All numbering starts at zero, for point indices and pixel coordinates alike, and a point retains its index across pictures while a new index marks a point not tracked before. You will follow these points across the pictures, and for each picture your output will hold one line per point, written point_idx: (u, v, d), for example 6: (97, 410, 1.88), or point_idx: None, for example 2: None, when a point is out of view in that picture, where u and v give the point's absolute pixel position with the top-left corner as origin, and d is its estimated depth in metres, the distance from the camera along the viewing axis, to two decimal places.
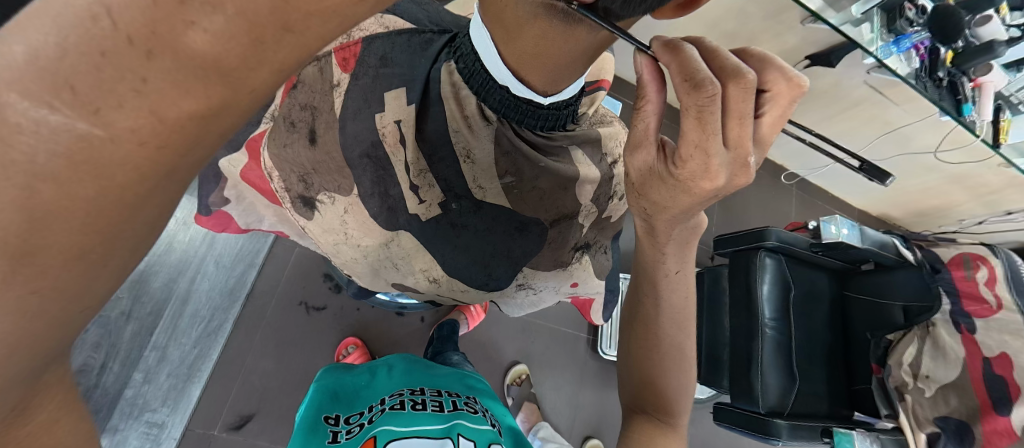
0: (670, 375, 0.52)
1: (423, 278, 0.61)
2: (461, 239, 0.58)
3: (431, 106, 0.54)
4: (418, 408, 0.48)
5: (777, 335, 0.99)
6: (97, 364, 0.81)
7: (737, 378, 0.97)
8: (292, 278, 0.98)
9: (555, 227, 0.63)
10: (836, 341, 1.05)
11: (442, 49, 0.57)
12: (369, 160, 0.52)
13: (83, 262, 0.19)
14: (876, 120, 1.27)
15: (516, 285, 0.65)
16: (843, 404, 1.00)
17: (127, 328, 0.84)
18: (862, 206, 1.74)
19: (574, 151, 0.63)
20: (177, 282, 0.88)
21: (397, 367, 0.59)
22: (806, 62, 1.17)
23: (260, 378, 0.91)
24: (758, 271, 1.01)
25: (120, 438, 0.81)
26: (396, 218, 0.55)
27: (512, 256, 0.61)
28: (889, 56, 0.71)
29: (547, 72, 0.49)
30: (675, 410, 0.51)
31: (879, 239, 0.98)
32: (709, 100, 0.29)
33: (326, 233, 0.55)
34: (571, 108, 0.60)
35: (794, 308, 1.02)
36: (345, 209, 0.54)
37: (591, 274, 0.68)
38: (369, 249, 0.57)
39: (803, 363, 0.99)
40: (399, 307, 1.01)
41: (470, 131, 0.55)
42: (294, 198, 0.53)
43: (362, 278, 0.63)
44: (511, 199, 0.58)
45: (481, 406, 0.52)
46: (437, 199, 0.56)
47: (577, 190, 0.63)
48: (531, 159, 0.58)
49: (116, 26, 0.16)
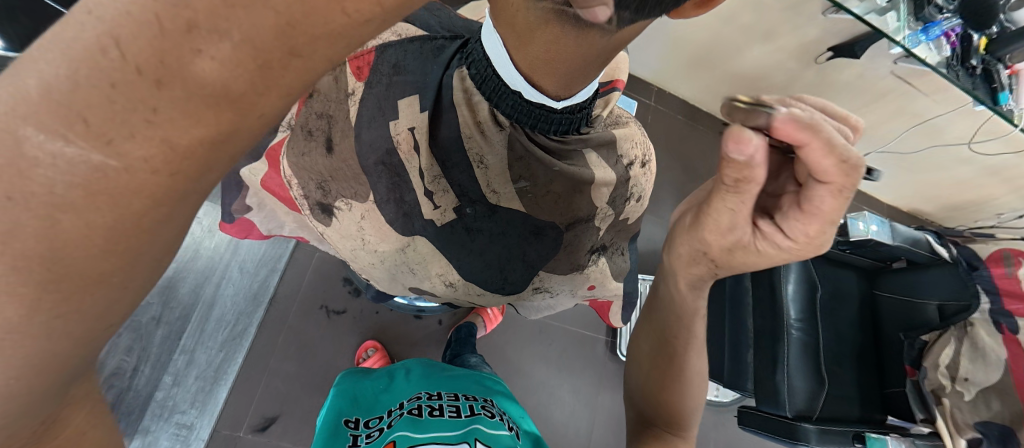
0: (684, 387, 0.51)
1: (440, 282, 0.61)
2: (477, 243, 0.58)
3: (444, 113, 0.55)
4: (435, 414, 0.48)
5: (803, 338, 0.96)
6: (129, 367, 0.84)
7: (760, 380, 0.95)
8: (314, 281, 1.00)
9: (570, 231, 0.62)
10: (867, 343, 1.02)
11: (454, 55, 0.56)
12: (384, 168, 0.53)
13: (105, 284, 0.19)
14: (904, 113, 1.22)
15: (533, 289, 0.65)
16: (876, 409, 0.96)
17: (157, 332, 0.87)
18: (892, 202, 1.68)
19: (588, 154, 0.62)
20: (203, 287, 0.91)
21: (414, 371, 0.59)
22: (828, 54, 1.14)
23: (282, 382, 0.93)
24: (783, 270, 0.98)
25: (151, 439, 0.84)
26: (412, 223, 0.55)
27: (527, 259, 0.61)
28: (917, 45, 0.69)
29: (560, 76, 0.48)
30: (687, 424, 0.50)
31: (910, 235, 0.94)
32: (832, 138, 0.29)
33: (344, 239, 0.57)
34: (585, 111, 0.59)
35: (821, 310, 0.99)
36: (361, 215, 0.54)
37: (607, 275, 0.67)
38: (386, 254, 0.57)
39: (832, 365, 0.96)
40: (417, 310, 1.02)
41: (483, 138, 0.55)
42: (313, 205, 0.54)
43: (380, 282, 0.64)
44: (526, 203, 0.58)
45: (499, 410, 0.52)
46: (451, 204, 0.56)
47: (592, 193, 0.62)
48: (545, 163, 0.58)
49: (125, 57, 0.16)
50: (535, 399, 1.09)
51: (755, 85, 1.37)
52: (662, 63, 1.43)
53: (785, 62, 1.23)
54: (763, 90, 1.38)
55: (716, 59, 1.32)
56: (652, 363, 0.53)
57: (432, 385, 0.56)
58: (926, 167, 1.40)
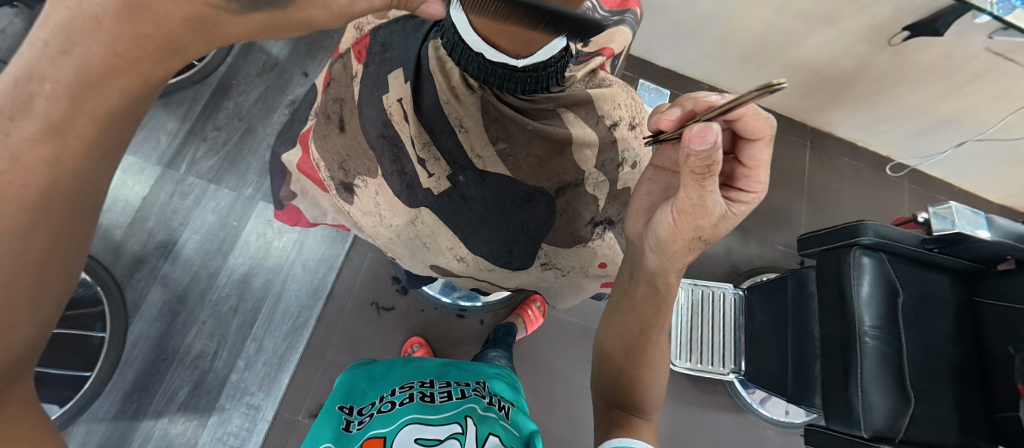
0: (653, 364, 0.54)
1: (451, 257, 0.64)
2: (473, 211, 0.60)
3: (425, 82, 0.58)
4: (425, 398, 0.52)
5: (881, 347, 0.83)
6: (210, 351, 0.96)
7: (831, 395, 0.84)
8: (366, 280, 1.07)
9: (562, 197, 0.62)
10: (968, 356, 0.88)
11: (431, 29, 0.59)
12: (385, 141, 0.57)
13: None
14: (1010, 95, 1.08)
15: (541, 265, 0.66)
16: (983, 435, 0.83)
17: (234, 321, 0.99)
18: (999, 198, 1.47)
19: (564, 113, 0.61)
20: (272, 282, 1.02)
21: (408, 362, 0.64)
22: (904, 35, 1.03)
23: (337, 371, 1.00)
24: (854, 271, 0.87)
25: (226, 416, 0.94)
26: (416, 195, 0.59)
27: (527, 230, 0.62)
28: (1010, 12, 0.59)
29: (513, 38, 0.47)
30: (648, 405, 0.52)
31: (1014, 230, 0.81)
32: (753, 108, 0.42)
33: (366, 216, 0.61)
34: (553, 68, 0.56)
35: (903, 316, 0.87)
36: (376, 190, 0.59)
37: (618, 251, 0.66)
38: (400, 228, 0.62)
39: (920, 383, 0.83)
40: (459, 308, 1.09)
41: (458, 102, 0.58)
42: (337, 184, 0.60)
43: (403, 259, 0.68)
44: (509, 166, 0.59)
45: (488, 392, 0.56)
46: (444, 172, 0.59)
47: (575, 155, 0.60)
48: (518, 122, 0.58)
49: None
50: (577, 406, 1.06)
51: (821, 74, 1.26)
52: (714, 59, 1.37)
53: (852, 46, 1.13)
54: (832, 80, 1.27)
55: (773, 50, 1.24)
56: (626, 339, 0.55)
57: (421, 374, 0.59)
58: None
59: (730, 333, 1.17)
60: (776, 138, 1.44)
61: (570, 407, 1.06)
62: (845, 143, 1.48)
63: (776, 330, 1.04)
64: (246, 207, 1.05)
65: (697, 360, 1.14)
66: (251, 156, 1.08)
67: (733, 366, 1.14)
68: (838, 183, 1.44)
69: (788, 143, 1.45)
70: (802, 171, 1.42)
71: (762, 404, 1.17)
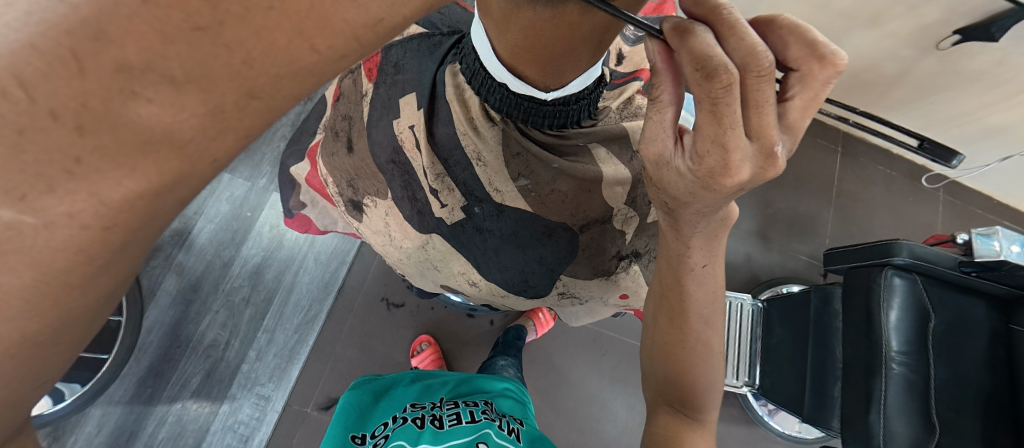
0: (687, 343, 0.49)
1: (463, 280, 0.63)
2: (489, 242, 0.59)
3: (440, 108, 0.56)
4: (436, 424, 0.54)
5: (908, 375, 0.79)
6: (223, 341, 0.97)
7: (850, 420, 0.81)
8: (376, 276, 1.07)
9: (586, 233, 0.59)
10: (1000, 384, 0.84)
11: (449, 51, 0.57)
12: (395, 166, 0.56)
13: (48, 318, 0.22)
14: None
15: (559, 294, 0.64)
16: None
17: (246, 311, 1.00)
18: None
19: (595, 149, 0.58)
20: (284, 275, 1.02)
21: (414, 381, 0.65)
22: (955, 38, 0.96)
23: (346, 365, 1.01)
24: (884, 294, 0.82)
25: (237, 405, 0.95)
26: (427, 221, 0.58)
27: (545, 263, 0.60)
28: None
29: (544, 67, 0.45)
30: (703, 407, 0.50)
31: None
32: (705, 41, 0.29)
33: (376, 234, 0.62)
34: (585, 100, 0.54)
35: (933, 343, 0.83)
36: (386, 211, 0.59)
37: (643, 284, 0.62)
38: (409, 250, 0.62)
39: (948, 410, 0.80)
40: (470, 309, 1.04)
41: (477, 134, 0.55)
42: (346, 202, 0.61)
43: (415, 278, 0.68)
44: (531, 202, 0.56)
45: (498, 413, 0.57)
46: (459, 203, 0.57)
47: (603, 192, 0.57)
48: (543, 160, 0.55)
49: (35, 100, 0.18)
50: (586, 413, 1.05)
51: (860, 77, 1.19)
52: None
53: (896, 49, 1.07)
54: (871, 84, 1.20)
55: None
56: (667, 340, 0.50)
57: (430, 396, 0.62)
58: None
59: (746, 345, 1.13)
60: (806, 143, 1.37)
61: (579, 412, 1.05)
62: (878, 150, 1.41)
63: (795, 346, 1.00)
64: (259, 199, 1.05)
65: None
66: (266, 147, 1.07)
67: (746, 379, 1.10)
68: (868, 193, 1.36)
69: (819, 148, 1.38)
70: (832, 178, 1.36)
71: (772, 416, 1.15)
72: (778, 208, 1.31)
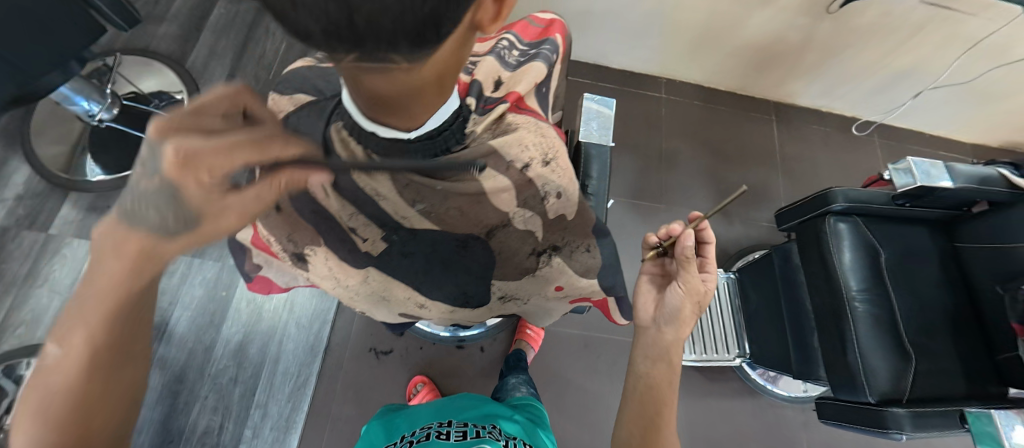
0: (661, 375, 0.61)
1: (412, 304, 0.69)
2: (415, 264, 0.62)
3: (316, 152, 0.51)
4: (441, 438, 0.56)
5: (873, 312, 0.84)
6: (216, 426, 0.96)
7: (832, 366, 0.84)
8: (360, 328, 1.08)
9: (496, 238, 0.59)
10: (960, 303, 0.88)
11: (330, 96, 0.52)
12: (320, 217, 0.55)
13: None
14: (952, 41, 1.14)
15: (498, 297, 0.69)
16: (990, 380, 0.83)
17: (235, 391, 0.99)
18: (962, 138, 1.53)
19: (472, 162, 0.51)
20: (268, 346, 1.03)
21: (425, 408, 0.68)
22: (840, 1, 1.07)
23: (346, 423, 1.01)
24: (832, 239, 0.88)
25: None
26: (359, 259, 0.61)
27: (473, 271, 0.64)
28: None
29: (397, 116, 0.40)
30: None
31: (976, 174, 0.81)
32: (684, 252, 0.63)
33: (324, 280, 0.65)
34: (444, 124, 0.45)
35: (889, 277, 0.87)
36: (325, 257, 0.61)
37: (569, 273, 0.64)
38: (355, 287, 0.66)
39: (918, 337, 0.84)
40: (458, 340, 1.09)
41: (352, 170, 0.49)
42: (290, 253, 0.62)
43: (377, 313, 0.73)
44: (434, 222, 0.56)
45: (503, 435, 0.58)
46: (377, 235, 0.58)
47: (493, 201, 0.54)
48: (422, 184, 0.51)
49: None
50: (592, 417, 1.06)
51: (771, 51, 1.30)
52: (664, 53, 1.37)
53: (793, 20, 1.17)
54: (782, 55, 1.30)
55: (718, 37, 1.27)
56: (644, 413, 0.60)
57: (440, 416, 0.65)
58: (990, 90, 1.29)
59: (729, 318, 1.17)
60: (740, 117, 1.46)
61: (585, 418, 1.06)
62: (809, 111, 1.51)
63: (770, 308, 1.04)
64: (231, 277, 1.06)
65: (700, 351, 1.13)
66: None
67: (737, 350, 1.12)
68: (808, 152, 1.45)
69: (753, 120, 1.47)
70: (772, 145, 1.44)
71: (773, 383, 1.17)
72: (730, 181, 1.38)
